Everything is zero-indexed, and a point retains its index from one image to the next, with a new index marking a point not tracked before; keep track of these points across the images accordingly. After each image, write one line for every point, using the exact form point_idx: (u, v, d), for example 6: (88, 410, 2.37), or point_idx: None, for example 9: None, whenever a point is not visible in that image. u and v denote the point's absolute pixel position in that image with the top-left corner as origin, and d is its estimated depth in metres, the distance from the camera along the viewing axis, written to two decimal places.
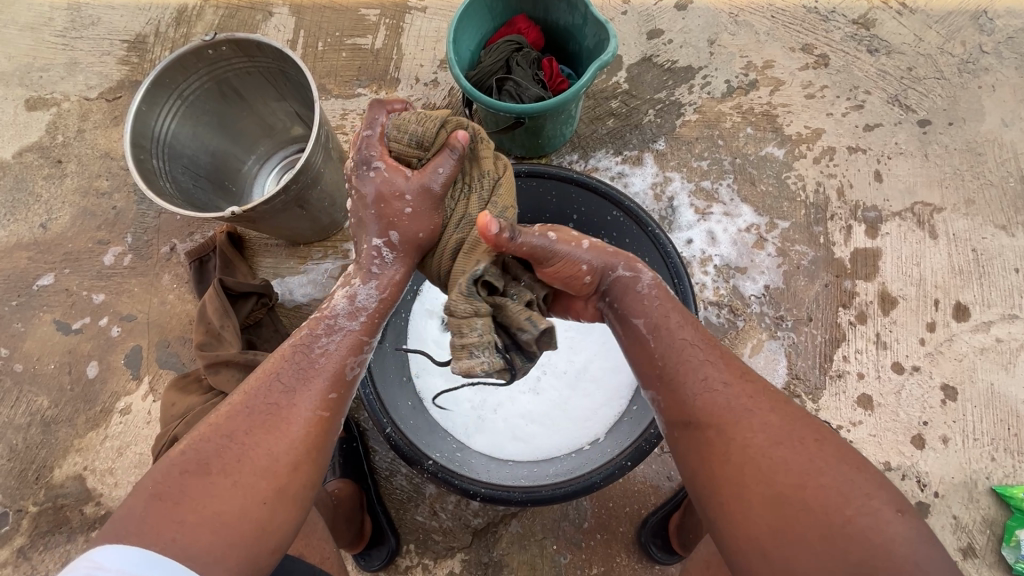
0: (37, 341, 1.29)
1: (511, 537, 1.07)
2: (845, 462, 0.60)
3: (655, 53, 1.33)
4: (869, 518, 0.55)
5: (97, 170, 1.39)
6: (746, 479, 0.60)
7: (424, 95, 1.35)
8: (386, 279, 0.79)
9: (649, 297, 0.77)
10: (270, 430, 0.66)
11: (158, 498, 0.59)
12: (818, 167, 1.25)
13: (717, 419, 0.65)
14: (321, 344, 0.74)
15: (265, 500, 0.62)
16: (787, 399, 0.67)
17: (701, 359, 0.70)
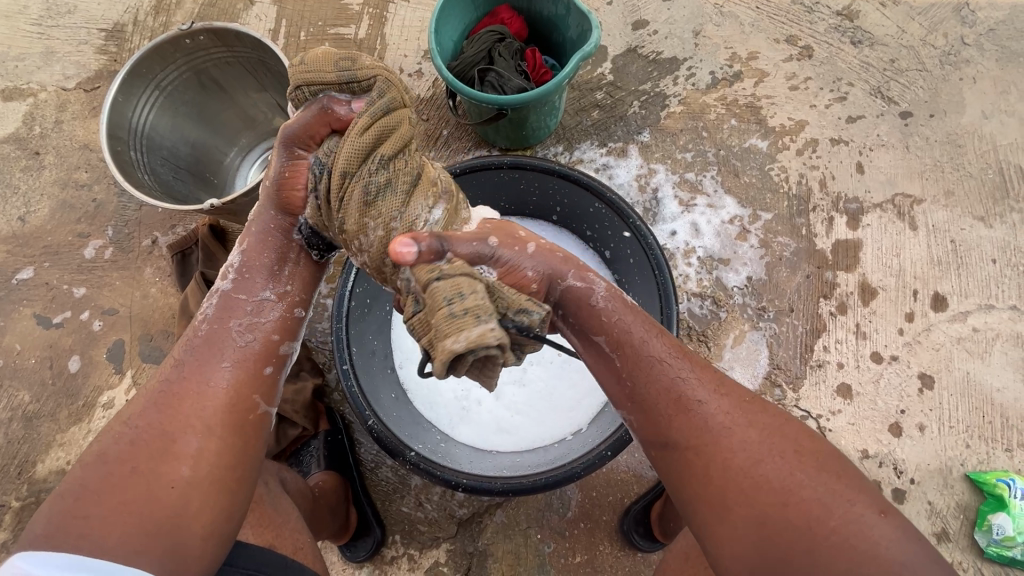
0: (17, 335, 1.27)
1: (496, 526, 1.08)
2: (826, 466, 0.63)
3: (640, 44, 1.33)
4: (852, 527, 0.58)
5: (77, 162, 1.37)
6: (727, 497, 0.62)
7: (408, 85, 1.34)
8: (247, 236, 0.80)
9: (608, 308, 0.73)
10: (168, 409, 0.68)
11: (63, 497, 0.62)
12: (801, 159, 1.26)
13: (697, 441, 0.65)
14: (202, 311, 0.77)
15: (173, 484, 0.64)
16: (763, 402, 0.69)
17: (675, 369, 0.69)
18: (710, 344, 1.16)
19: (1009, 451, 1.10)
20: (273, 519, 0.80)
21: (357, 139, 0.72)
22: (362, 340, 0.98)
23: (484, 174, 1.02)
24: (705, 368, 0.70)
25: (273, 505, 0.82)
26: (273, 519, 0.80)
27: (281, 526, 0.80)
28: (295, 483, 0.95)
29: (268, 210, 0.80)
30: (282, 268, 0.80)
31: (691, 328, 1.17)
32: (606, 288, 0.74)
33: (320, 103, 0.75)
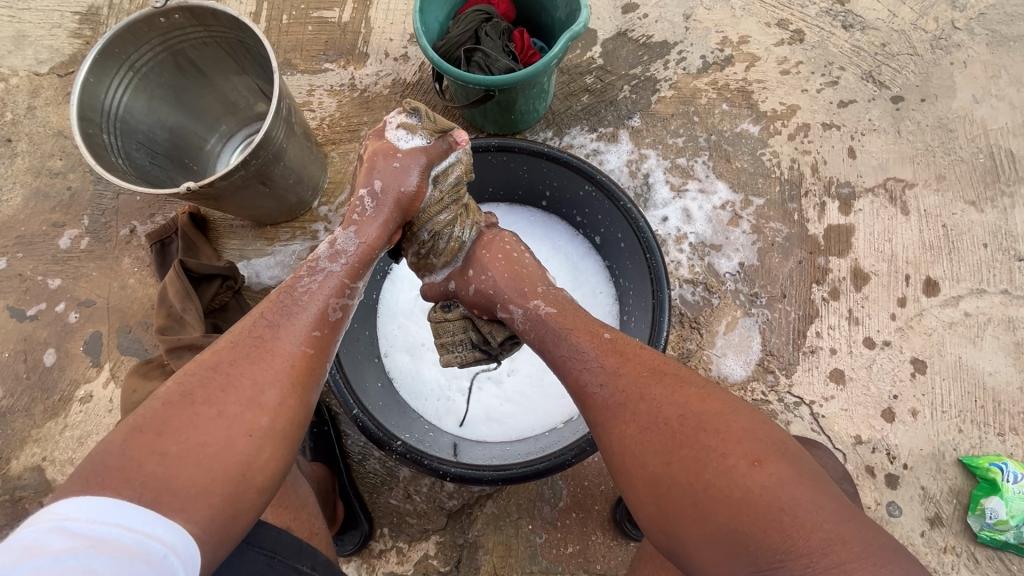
0: None
1: (486, 517, 1.06)
2: (709, 424, 0.59)
3: (630, 28, 1.31)
4: (725, 480, 0.55)
5: (51, 149, 1.32)
6: (623, 465, 0.62)
7: (394, 70, 1.31)
8: (366, 225, 0.76)
9: (526, 327, 0.77)
10: (256, 361, 0.63)
11: (140, 429, 0.56)
12: (793, 144, 1.25)
13: (598, 420, 0.65)
14: (304, 284, 0.70)
15: (251, 434, 0.59)
16: (663, 373, 0.65)
17: (579, 358, 0.69)
18: (701, 331, 1.15)
19: (1001, 435, 1.09)
20: (292, 501, 0.80)
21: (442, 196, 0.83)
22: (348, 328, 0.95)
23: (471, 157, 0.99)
24: (611, 352, 0.69)
25: (294, 484, 0.82)
26: (290, 499, 0.80)
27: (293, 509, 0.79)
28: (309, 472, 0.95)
29: (389, 208, 0.77)
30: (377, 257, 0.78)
31: (683, 314, 1.16)
32: (521, 313, 0.78)
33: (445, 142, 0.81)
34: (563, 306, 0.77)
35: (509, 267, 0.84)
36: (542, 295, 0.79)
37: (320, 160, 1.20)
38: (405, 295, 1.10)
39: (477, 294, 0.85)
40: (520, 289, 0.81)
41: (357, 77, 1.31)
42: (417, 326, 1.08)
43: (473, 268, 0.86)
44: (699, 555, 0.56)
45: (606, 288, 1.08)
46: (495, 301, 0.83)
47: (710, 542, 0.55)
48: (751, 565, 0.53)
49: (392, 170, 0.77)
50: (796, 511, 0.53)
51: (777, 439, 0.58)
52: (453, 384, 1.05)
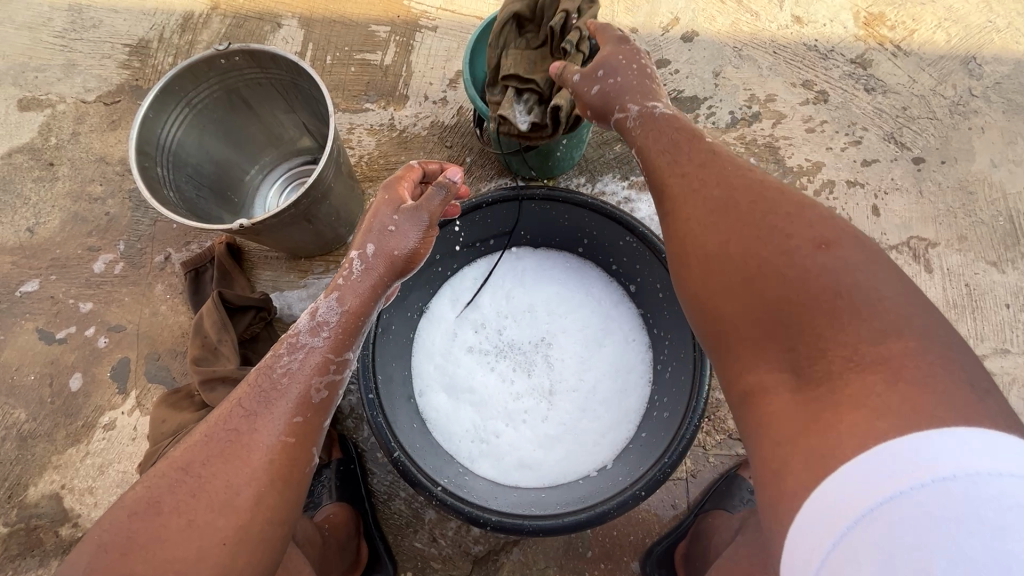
0: (18, 349, 1.23)
1: (513, 565, 1.04)
2: (780, 213, 0.64)
3: (662, 82, 1.36)
4: (787, 258, 0.60)
5: (92, 174, 1.35)
6: (684, 249, 0.70)
7: (433, 112, 1.35)
8: (351, 295, 0.77)
9: (636, 125, 0.82)
10: (228, 460, 0.63)
11: (106, 550, 0.58)
12: (818, 200, 1.29)
13: (671, 203, 0.74)
14: (283, 363, 0.70)
15: (223, 541, 0.59)
16: (748, 173, 0.71)
17: (668, 154, 0.77)
18: None
19: None
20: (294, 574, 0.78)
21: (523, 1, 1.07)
22: (385, 370, 0.96)
23: (514, 204, 1.01)
24: (701, 153, 0.76)
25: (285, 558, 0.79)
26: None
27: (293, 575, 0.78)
28: (306, 531, 0.91)
29: (378, 274, 0.79)
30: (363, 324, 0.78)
31: None
32: (636, 111, 0.83)
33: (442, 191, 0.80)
34: (678, 115, 0.83)
35: (637, 74, 0.86)
36: (662, 101, 0.84)
37: (359, 198, 1.23)
38: (441, 335, 1.11)
39: (598, 94, 0.87)
40: (643, 89, 0.85)
41: (397, 117, 1.35)
42: (454, 365, 1.08)
43: (603, 69, 0.87)
44: (735, 334, 0.63)
45: (639, 335, 1.09)
46: (613, 101, 0.86)
47: (750, 316, 0.61)
48: (788, 345, 0.58)
49: (388, 236, 0.80)
50: (857, 300, 0.55)
51: (857, 234, 0.60)
52: (489, 424, 1.04)
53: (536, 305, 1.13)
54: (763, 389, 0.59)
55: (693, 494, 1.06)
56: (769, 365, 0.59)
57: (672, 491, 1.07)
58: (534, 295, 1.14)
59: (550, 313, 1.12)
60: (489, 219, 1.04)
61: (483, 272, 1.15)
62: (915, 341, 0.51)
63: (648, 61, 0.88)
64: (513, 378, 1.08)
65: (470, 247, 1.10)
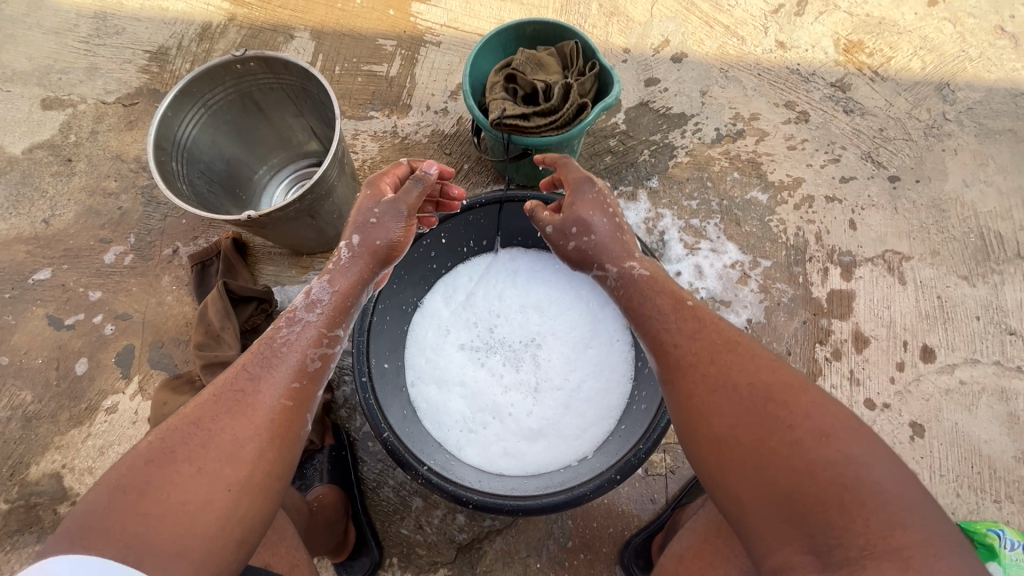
0: (28, 334, 1.28)
1: (495, 553, 1.07)
2: (777, 396, 0.67)
3: (652, 99, 1.44)
4: (792, 449, 0.62)
5: (107, 171, 1.41)
6: (692, 426, 0.72)
7: (434, 121, 1.43)
8: (341, 277, 0.84)
9: (615, 285, 0.89)
10: (236, 415, 0.68)
11: (122, 492, 0.60)
12: (798, 213, 1.35)
13: (672, 376, 0.76)
14: (283, 334, 0.77)
15: (230, 488, 0.63)
16: (734, 343, 0.75)
17: (661, 321, 0.81)
18: None
19: (998, 502, 1.13)
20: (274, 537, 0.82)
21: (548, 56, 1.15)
22: (378, 356, 1.01)
23: (507, 206, 1.08)
24: (690, 318, 0.80)
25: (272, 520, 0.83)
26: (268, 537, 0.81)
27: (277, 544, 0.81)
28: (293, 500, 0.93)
29: (365, 261, 0.86)
30: (354, 304, 0.85)
31: None
32: (616, 271, 0.89)
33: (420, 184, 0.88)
34: (655, 271, 0.89)
35: (610, 229, 0.91)
36: (637, 258, 0.90)
37: None
38: (434, 330, 1.16)
39: (575, 250, 0.93)
40: (619, 248, 0.90)
41: (400, 125, 1.43)
42: (445, 359, 1.13)
43: (577, 225, 0.91)
44: (753, 517, 0.64)
45: (623, 336, 1.14)
46: (590, 258, 0.92)
47: (766, 504, 0.63)
48: (807, 531, 0.59)
49: (371, 228, 0.86)
50: (864, 492, 0.58)
51: (852, 419, 0.63)
52: (477, 416, 1.09)
53: (526, 306, 1.18)
54: (792, 570, 0.60)
55: (672, 490, 1.10)
56: (792, 548, 0.60)
57: (651, 486, 1.11)
58: (525, 295, 1.19)
59: (540, 313, 1.17)
60: (482, 219, 1.11)
61: (477, 271, 1.20)
62: (920, 533, 0.55)
63: (616, 207, 0.93)
64: (501, 374, 1.13)
65: (464, 246, 1.17)
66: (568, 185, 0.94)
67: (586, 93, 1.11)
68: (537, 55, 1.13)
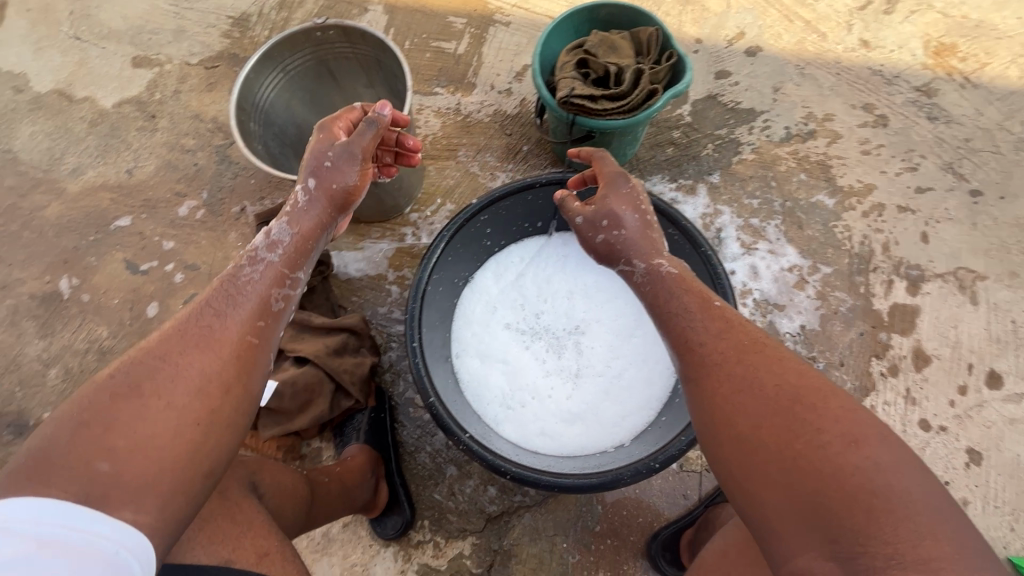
0: (107, 275, 1.38)
1: (523, 528, 1.09)
2: (806, 399, 0.64)
3: (721, 92, 1.40)
4: (818, 452, 0.60)
5: (187, 129, 1.49)
6: (715, 424, 0.69)
7: (497, 101, 1.44)
8: (301, 219, 0.83)
9: (643, 282, 0.86)
10: (204, 349, 0.66)
11: (83, 424, 0.59)
12: (866, 221, 1.29)
13: (695, 374, 0.74)
14: (246, 274, 0.76)
15: (198, 421, 0.63)
16: (762, 345, 0.72)
17: (687, 319, 0.78)
18: None
19: None
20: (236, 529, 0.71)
21: (621, 39, 1.13)
22: (428, 324, 1.03)
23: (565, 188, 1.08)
24: (717, 318, 0.77)
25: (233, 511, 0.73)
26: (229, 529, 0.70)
27: (250, 522, 0.73)
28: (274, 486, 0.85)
29: (322, 205, 0.86)
30: (313, 247, 0.84)
31: None
32: (645, 268, 0.86)
33: (371, 125, 0.87)
34: (683, 270, 0.86)
35: (640, 226, 0.89)
36: (666, 256, 0.87)
37: (420, 173, 1.32)
38: (482, 305, 1.17)
39: (603, 243, 0.91)
40: (648, 245, 0.88)
41: (463, 103, 1.44)
42: (491, 336, 1.15)
43: (608, 219, 0.90)
44: (774, 519, 0.61)
45: None
46: (619, 253, 0.90)
47: (788, 505, 0.60)
48: (830, 537, 0.56)
49: (326, 171, 0.86)
50: (893, 500, 0.55)
51: (880, 426, 0.61)
52: (517, 393, 1.10)
53: (574, 291, 1.19)
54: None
55: (706, 488, 1.09)
56: (812, 554, 0.57)
57: (684, 482, 1.10)
58: (575, 280, 1.20)
59: (587, 299, 1.18)
60: (539, 199, 1.11)
61: (529, 253, 1.21)
62: (950, 547, 0.53)
63: (648, 205, 0.91)
64: (545, 356, 1.14)
65: (520, 226, 1.18)
66: (602, 178, 0.93)
67: (657, 81, 1.09)
68: (610, 38, 1.12)
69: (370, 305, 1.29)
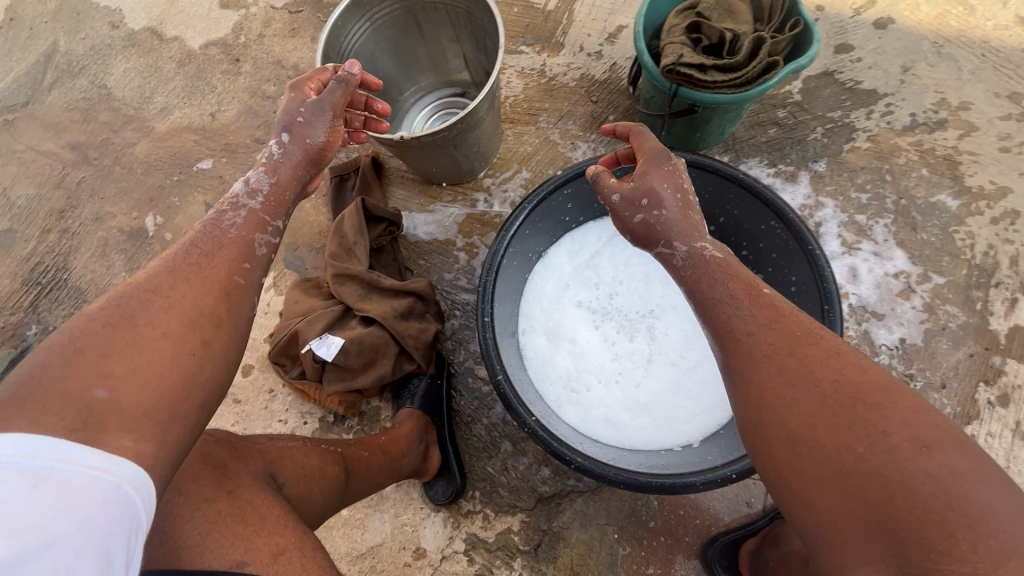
0: (188, 216, 1.42)
1: (574, 512, 1.07)
2: (869, 398, 0.56)
3: (839, 69, 1.25)
4: (883, 457, 0.53)
5: (268, 75, 1.49)
6: (764, 422, 0.62)
7: (585, 65, 1.34)
8: (279, 169, 0.81)
9: (685, 267, 0.76)
10: (192, 286, 0.66)
11: (79, 352, 0.57)
12: (994, 229, 1.14)
13: (739, 367, 0.66)
14: (228, 218, 0.75)
15: (194, 352, 0.62)
16: (815, 336, 0.64)
17: (733, 306, 0.69)
18: None
19: None
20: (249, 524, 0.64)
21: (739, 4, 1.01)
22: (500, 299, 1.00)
23: None
24: (766, 306, 0.68)
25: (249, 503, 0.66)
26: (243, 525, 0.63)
27: (265, 517, 0.66)
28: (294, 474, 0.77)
29: (299, 157, 0.83)
30: (291, 199, 0.83)
31: None
32: (685, 250, 0.76)
33: (342, 80, 0.86)
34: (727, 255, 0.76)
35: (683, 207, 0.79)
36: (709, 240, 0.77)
37: (497, 137, 1.26)
38: (553, 282, 1.13)
39: (642, 224, 0.79)
40: (690, 228, 0.78)
41: (549, 64, 1.36)
42: (559, 315, 1.11)
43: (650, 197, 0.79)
44: (830, 529, 0.55)
45: None
46: (657, 235, 0.79)
47: (846, 513, 0.53)
48: (896, 552, 0.50)
49: (300, 122, 0.83)
50: (971, 515, 0.48)
51: (954, 429, 0.53)
52: (582, 376, 1.06)
53: (651, 276, 1.12)
54: None
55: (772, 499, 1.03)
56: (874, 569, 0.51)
57: (748, 490, 1.05)
58: (653, 265, 1.12)
59: (664, 286, 1.11)
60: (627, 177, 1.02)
61: (607, 232, 1.15)
62: None
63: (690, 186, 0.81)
64: (614, 341, 1.09)
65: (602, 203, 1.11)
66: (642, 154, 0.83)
67: (774, 53, 0.97)
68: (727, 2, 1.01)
69: (437, 270, 1.27)
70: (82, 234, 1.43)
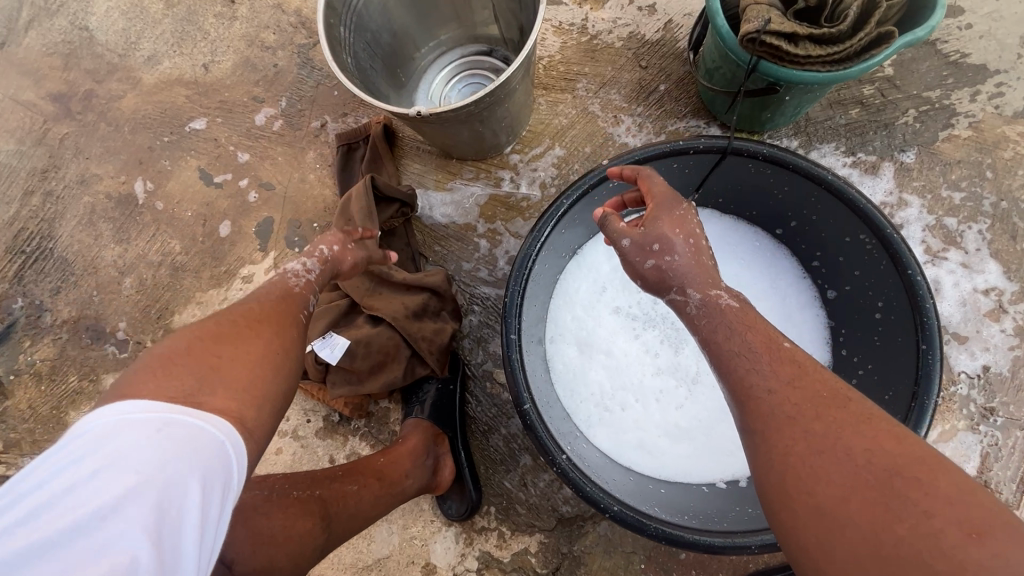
0: (180, 183, 1.28)
1: (598, 537, 0.99)
2: (907, 470, 0.45)
3: (943, 37, 1.04)
4: (929, 545, 0.41)
5: (267, 20, 1.30)
6: (784, 495, 0.50)
7: (635, 21, 1.14)
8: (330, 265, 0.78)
9: (701, 316, 0.64)
10: (276, 304, 0.66)
11: (199, 335, 0.55)
12: None
13: (754, 429, 0.54)
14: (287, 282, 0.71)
15: (281, 347, 0.61)
16: (840, 397, 0.53)
17: (748, 358, 0.58)
18: None
19: None
20: None
21: None
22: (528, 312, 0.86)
23: (729, 161, 0.81)
24: (787, 361, 0.57)
25: None
26: None
27: None
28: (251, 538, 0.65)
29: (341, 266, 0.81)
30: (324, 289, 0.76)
31: None
32: (699, 298, 0.64)
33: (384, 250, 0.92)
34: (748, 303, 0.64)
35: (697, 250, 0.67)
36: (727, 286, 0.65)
37: (529, 108, 1.09)
38: (587, 285, 0.99)
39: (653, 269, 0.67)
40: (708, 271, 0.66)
41: (592, 19, 1.16)
42: (593, 322, 0.98)
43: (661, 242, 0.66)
44: None
45: (819, 350, 0.91)
46: (669, 281, 0.66)
47: None
48: None
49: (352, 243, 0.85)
50: None
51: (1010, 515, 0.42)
52: (614, 394, 0.94)
53: None
54: None
55: None
56: None
57: None
58: None
59: None
60: (688, 171, 0.85)
61: None
62: None
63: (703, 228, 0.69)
64: (653, 356, 0.96)
65: None
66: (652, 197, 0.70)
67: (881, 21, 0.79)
68: None
69: (454, 258, 1.14)
70: (67, 199, 1.31)
